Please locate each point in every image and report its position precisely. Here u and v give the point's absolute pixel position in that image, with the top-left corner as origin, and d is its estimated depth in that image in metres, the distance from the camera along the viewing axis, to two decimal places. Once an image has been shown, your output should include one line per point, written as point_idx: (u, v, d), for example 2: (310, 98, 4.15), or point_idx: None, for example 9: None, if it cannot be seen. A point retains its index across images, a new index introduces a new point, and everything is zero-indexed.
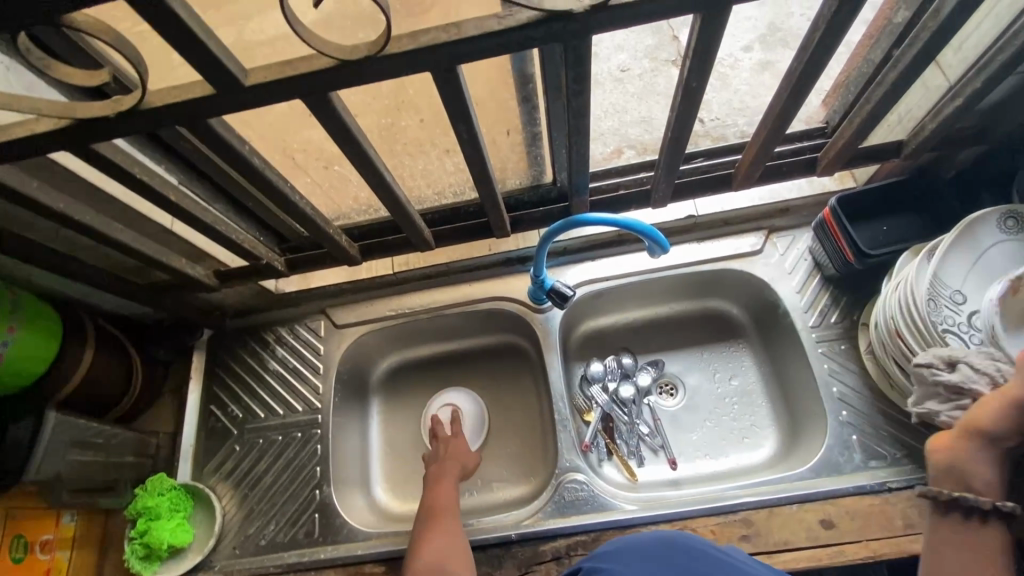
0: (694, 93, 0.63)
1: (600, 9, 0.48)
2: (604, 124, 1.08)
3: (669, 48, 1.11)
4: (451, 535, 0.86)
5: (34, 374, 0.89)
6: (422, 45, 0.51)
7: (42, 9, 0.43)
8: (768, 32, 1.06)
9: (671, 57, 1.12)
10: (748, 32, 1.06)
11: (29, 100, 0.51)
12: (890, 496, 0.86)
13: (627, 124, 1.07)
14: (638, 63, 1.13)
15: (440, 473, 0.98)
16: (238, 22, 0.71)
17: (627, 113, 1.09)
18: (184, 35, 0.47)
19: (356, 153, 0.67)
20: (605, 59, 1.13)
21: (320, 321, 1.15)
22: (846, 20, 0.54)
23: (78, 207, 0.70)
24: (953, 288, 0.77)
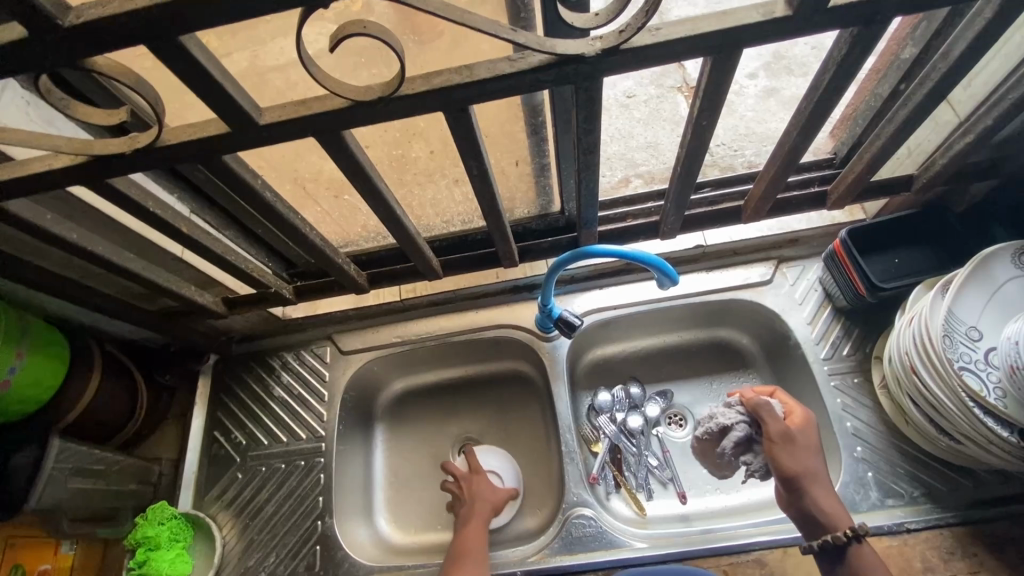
0: (704, 132, 0.63)
1: (611, 53, 0.49)
2: (611, 151, 1.09)
3: (675, 75, 1.13)
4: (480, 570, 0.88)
5: (40, 400, 0.89)
6: (434, 87, 0.51)
7: (65, 53, 0.44)
8: (773, 59, 1.03)
9: (676, 84, 1.14)
10: (752, 59, 1.04)
11: (48, 138, 0.52)
12: (908, 538, 0.84)
13: (634, 150, 1.08)
14: (644, 89, 1.14)
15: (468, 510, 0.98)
16: None
17: (633, 138, 1.10)
18: (202, 77, 0.47)
19: (367, 187, 0.67)
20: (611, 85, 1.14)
21: (326, 347, 1.15)
22: (857, 62, 0.55)
23: (90, 238, 0.71)
24: (969, 324, 0.76)
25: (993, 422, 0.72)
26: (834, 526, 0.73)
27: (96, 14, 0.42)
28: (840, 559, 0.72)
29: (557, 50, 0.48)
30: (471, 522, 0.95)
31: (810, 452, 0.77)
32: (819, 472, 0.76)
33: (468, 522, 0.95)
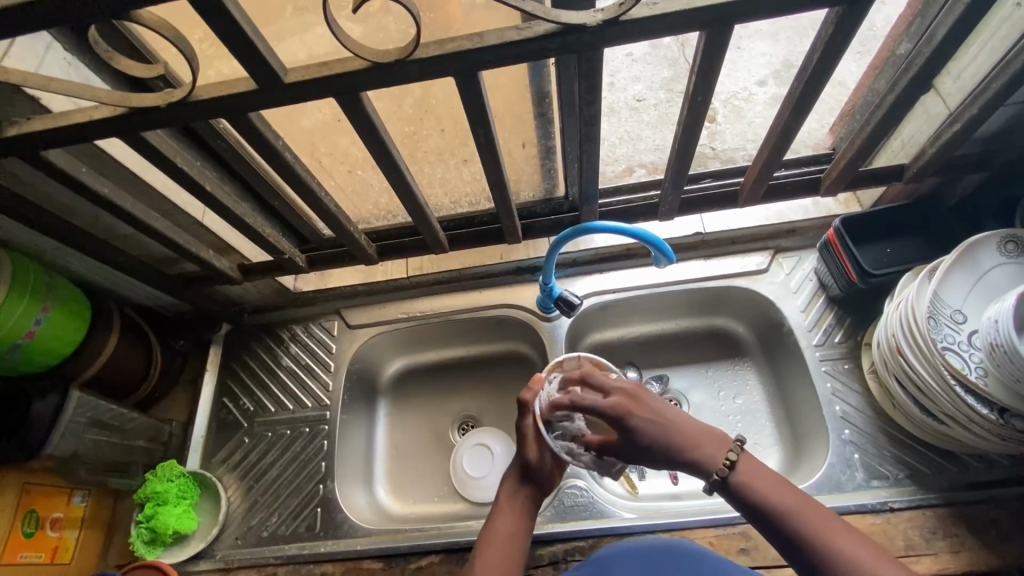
0: (700, 108, 0.67)
1: (611, 24, 0.53)
2: (619, 149, 1.16)
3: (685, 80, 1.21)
4: (512, 555, 0.69)
5: (61, 355, 0.94)
6: (447, 52, 0.55)
7: (114, 5, 0.49)
8: (781, 68, 1.20)
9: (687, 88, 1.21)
10: (762, 68, 1.21)
11: (92, 90, 0.56)
12: (892, 516, 0.86)
13: (641, 151, 1.14)
14: (654, 93, 1.21)
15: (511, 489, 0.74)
16: (284, 34, 0.77)
17: (642, 141, 1.16)
18: (238, 34, 0.52)
19: (380, 152, 0.71)
20: (622, 90, 1.21)
21: (334, 321, 1.19)
22: (843, 42, 0.58)
23: (119, 193, 0.76)
24: (954, 307, 0.79)
25: (974, 399, 0.74)
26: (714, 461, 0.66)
27: None
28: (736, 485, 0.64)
29: (561, 19, 0.52)
30: (503, 495, 0.74)
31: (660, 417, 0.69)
32: (678, 425, 0.68)
33: (508, 495, 0.74)
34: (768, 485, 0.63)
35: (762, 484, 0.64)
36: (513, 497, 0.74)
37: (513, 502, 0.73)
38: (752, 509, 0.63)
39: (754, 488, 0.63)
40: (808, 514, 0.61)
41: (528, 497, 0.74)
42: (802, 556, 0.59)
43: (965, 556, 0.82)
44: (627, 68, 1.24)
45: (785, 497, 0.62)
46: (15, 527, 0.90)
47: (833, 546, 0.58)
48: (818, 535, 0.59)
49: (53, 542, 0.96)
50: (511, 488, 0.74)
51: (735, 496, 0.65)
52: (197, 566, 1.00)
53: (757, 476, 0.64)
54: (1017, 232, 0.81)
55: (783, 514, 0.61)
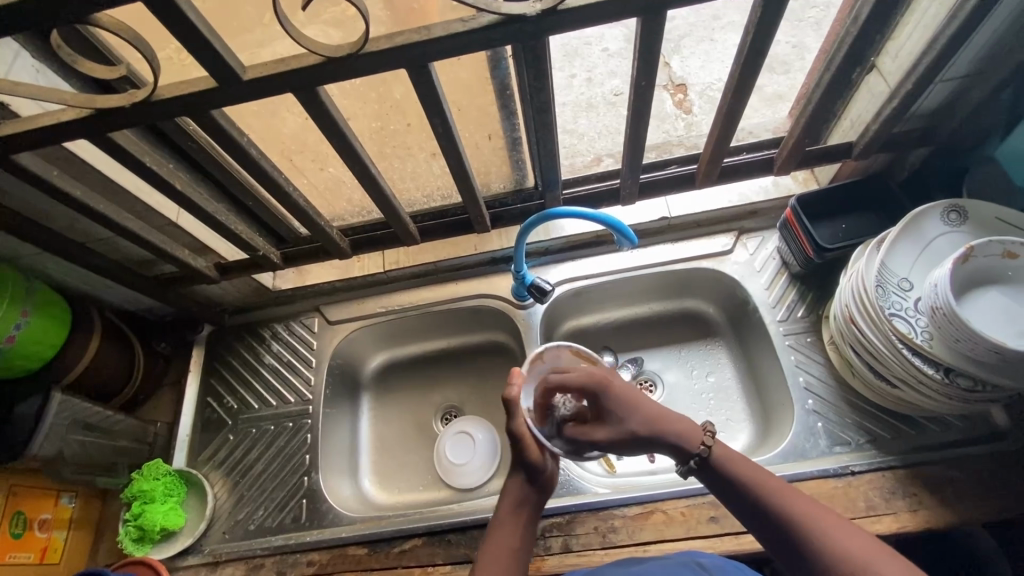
0: (645, 92, 0.71)
1: (550, 13, 0.56)
2: (597, 141, 1.19)
3: (661, 74, 1.26)
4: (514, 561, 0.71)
5: (43, 358, 0.95)
6: (396, 45, 0.59)
7: (74, 9, 0.51)
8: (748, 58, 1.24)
9: (663, 81, 1.26)
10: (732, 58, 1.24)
11: (57, 92, 0.59)
12: (853, 479, 0.90)
13: (617, 142, 1.18)
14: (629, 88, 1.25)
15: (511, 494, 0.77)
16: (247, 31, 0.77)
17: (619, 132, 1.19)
18: (193, 33, 0.55)
19: (343, 145, 0.74)
20: (600, 85, 1.25)
21: (314, 318, 1.21)
22: (771, 21, 0.63)
23: (91, 195, 0.78)
24: (900, 276, 0.83)
25: (921, 361, 0.78)
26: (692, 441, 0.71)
27: None
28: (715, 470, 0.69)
29: (502, 10, 0.55)
30: (507, 504, 0.76)
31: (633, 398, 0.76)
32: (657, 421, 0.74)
33: (513, 506, 0.76)
34: (742, 467, 0.68)
35: (736, 465, 0.68)
36: (518, 508, 0.76)
37: (517, 516, 0.75)
38: (729, 489, 0.68)
39: (728, 469, 0.68)
40: (782, 493, 0.64)
41: (530, 502, 0.77)
42: (774, 532, 0.63)
43: (923, 514, 0.86)
44: (605, 64, 1.28)
45: (757, 475, 0.67)
46: (3, 528, 0.91)
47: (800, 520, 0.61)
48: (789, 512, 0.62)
49: (42, 542, 0.98)
50: (516, 498, 0.76)
51: (710, 475, 0.70)
52: (187, 561, 1.02)
53: (732, 458, 0.69)
54: (959, 202, 0.84)
55: (756, 491, 0.65)
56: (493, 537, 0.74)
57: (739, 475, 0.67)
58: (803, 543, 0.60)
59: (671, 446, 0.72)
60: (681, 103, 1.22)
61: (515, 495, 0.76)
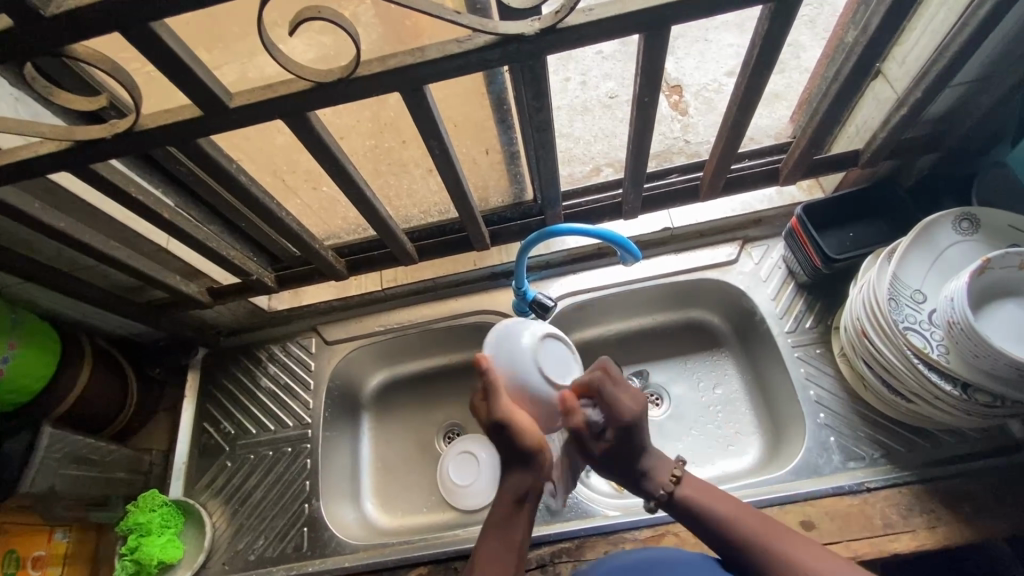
0: (647, 108, 0.69)
1: (549, 32, 0.54)
2: (595, 147, 1.16)
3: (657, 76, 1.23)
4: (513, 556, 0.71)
5: (31, 392, 0.93)
6: (389, 68, 0.57)
7: (50, 41, 0.49)
8: None
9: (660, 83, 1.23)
10: (730, 58, 1.21)
11: (35, 125, 0.56)
12: (869, 496, 0.87)
13: (616, 148, 1.15)
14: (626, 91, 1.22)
15: (507, 476, 0.74)
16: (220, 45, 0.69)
17: (617, 137, 1.16)
18: (176, 62, 0.52)
19: (336, 168, 0.71)
20: (595, 88, 1.21)
21: (311, 338, 1.18)
22: (778, 35, 0.61)
23: (77, 225, 0.75)
24: (913, 287, 0.81)
25: (937, 376, 0.76)
26: (662, 482, 0.77)
27: (74, 5, 0.47)
28: (678, 506, 0.76)
29: (499, 30, 0.53)
30: (506, 494, 0.73)
31: (640, 453, 0.78)
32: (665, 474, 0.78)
33: (512, 495, 0.73)
34: (709, 499, 0.75)
35: (712, 501, 0.75)
36: (518, 500, 0.73)
37: (520, 506, 0.73)
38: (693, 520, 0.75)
39: (707, 509, 0.74)
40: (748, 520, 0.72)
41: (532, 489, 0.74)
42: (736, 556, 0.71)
43: (941, 531, 0.83)
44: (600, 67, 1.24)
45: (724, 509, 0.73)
46: None
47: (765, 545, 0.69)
48: (759, 538, 0.70)
49: None
50: (515, 488, 0.73)
51: (680, 511, 0.76)
52: None
53: (708, 496, 0.75)
54: (971, 210, 0.82)
55: (739, 534, 0.71)
56: (487, 533, 0.73)
57: (716, 514, 0.73)
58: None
59: (645, 482, 0.78)
60: (676, 104, 1.20)
61: (514, 493, 0.73)
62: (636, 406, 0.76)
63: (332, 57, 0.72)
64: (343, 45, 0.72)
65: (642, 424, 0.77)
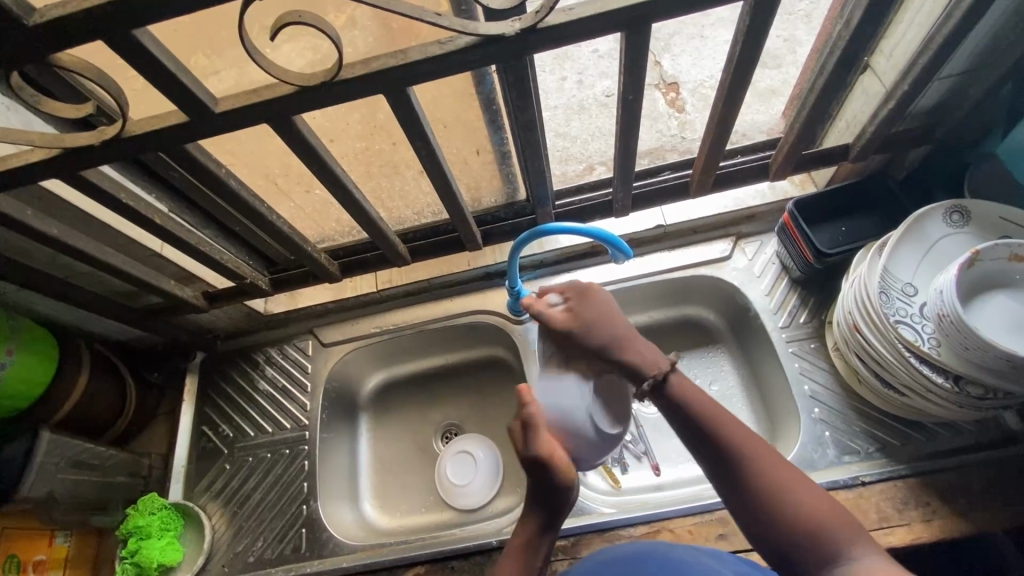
0: (633, 105, 0.69)
1: (530, 32, 0.54)
2: (591, 145, 1.16)
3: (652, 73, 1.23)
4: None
5: (29, 398, 0.94)
6: (372, 71, 0.57)
7: (35, 51, 0.50)
8: None
9: (653, 80, 1.23)
10: (724, 54, 1.21)
11: (24, 133, 0.57)
12: (864, 490, 0.87)
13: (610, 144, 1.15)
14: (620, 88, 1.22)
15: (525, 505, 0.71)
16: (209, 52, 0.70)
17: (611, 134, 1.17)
18: (160, 69, 0.53)
19: (324, 171, 0.72)
20: (590, 86, 1.21)
21: (307, 341, 1.19)
22: (760, 31, 0.62)
23: (69, 232, 0.76)
24: (904, 280, 0.81)
25: (928, 369, 0.76)
26: (654, 367, 0.67)
27: (57, 14, 0.47)
28: (672, 387, 0.66)
29: (480, 31, 0.53)
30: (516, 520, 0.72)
31: (614, 318, 0.70)
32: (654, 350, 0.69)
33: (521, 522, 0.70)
34: (696, 395, 0.66)
35: (694, 394, 0.66)
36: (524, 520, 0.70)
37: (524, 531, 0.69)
38: (680, 413, 0.65)
39: (686, 400, 0.65)
40: (733, 423, 0.64)
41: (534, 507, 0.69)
42: (717, 460, 0.62)
43: (937, 524, 0.83)
44: (595, 65, 1.24)
45: (704, 400, 0.65)
46: None
47: (750, 455, 0.61)
48: (739, 441, 0.62)
49: None
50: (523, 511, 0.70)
51: (667, 402, 0.66)
52: None
53: (693, 391, 0.66)
54: (962, 202, 0.82)
55: (716, 430, 0.63)
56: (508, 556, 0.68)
57: (695, 405, 0.64)
58: (749, 479, 0.60)
59: (627, 369, 0.67)
60: (673, 101, 1.20)
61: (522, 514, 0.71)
62: (567, 313, 0.71)
63: (317, 63, 0.73)
64: (327, 52, 0.72)
65: (608, 308, 0.71)
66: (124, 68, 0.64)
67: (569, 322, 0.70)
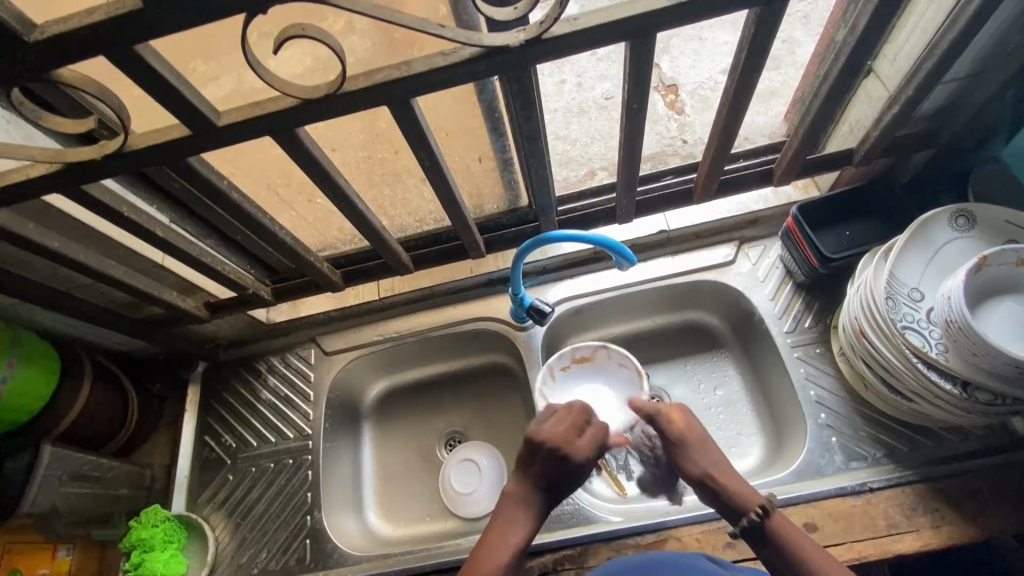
0: (637, 114, 0.69)
1: (534, 43, 0.54)
2: (591, 148, 1.15)
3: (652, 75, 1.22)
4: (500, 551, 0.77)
5: (30, 411, 0.93)
6: (375, 83, 0.57)
7: (36, 67, 0.49)
8: None
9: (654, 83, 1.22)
10: (724, 56, 1.20)
11: (24, 148, 0.56)
12: (872, 496, 0.87)
13: (611, 148, 1.15)
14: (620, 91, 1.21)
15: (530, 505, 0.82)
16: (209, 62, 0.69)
17: (612, 137, 1.16)
18: (162, 84, 0.52)
19: (327, 182, 0.72)
20: (590, 89, 1.20)
21: (310, 349, 1.18)
22: (765, 39, 0.61)
23: (71, 245, 0.75)
24: (910, 286, 0.80)
25: (936, 375, 0.76)
26: (746, 510, 0.76)
27: (58, 29, 0.47)
28: (768, 539, 0.73)
29: (484, 43, 0.53)
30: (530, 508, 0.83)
31: (700, 444, 0.84)
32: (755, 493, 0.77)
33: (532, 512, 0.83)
34: (792, 534, 0.72)
35: (798, 538, 0.72)
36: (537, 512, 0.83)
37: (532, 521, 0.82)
38: (777, 557, 0.72)
39: (792, 542, 0.71)
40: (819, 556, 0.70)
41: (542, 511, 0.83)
42: None
43: (946, 530, 0.83)
44: (595, 68, 1.24)
45: (804, 543, 0.71)
46: None
47: None
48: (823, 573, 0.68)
49: None
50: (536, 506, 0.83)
51: (762, 540, 0.74)
52: None
53: (791, 533, 0.73)
54: (967, 206, 0.82)
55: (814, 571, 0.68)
56: (500, 508, 0.82)
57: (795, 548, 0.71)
58: None
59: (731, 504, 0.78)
60: (672, 104, 1.20)
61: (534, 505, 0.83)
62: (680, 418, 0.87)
63: (318, 72, 0.72)
64: (328, 60, 0.72)
65: (705, 448, 0.84)
66: (124, 79, 0.64)
67: (678, 432, 0.85)
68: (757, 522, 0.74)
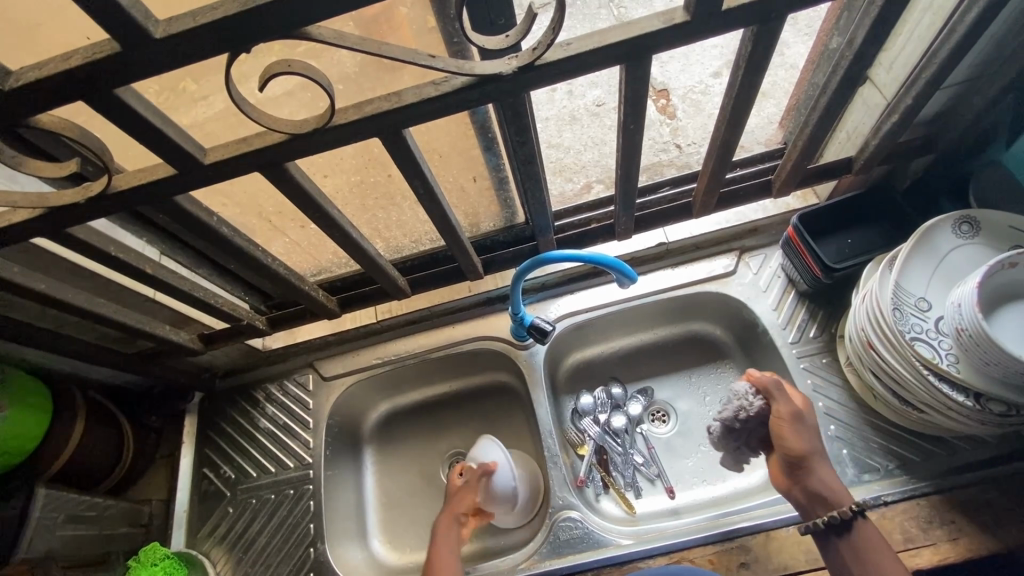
0: (634, 134, 0.68)
1: (527, 69, 0.53)
2: (585, 157, 1.14)
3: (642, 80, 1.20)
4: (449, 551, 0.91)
5: (22, 452, 0.91)
6: (366, 114, 0.56)
7: (12, 114, 0.48)
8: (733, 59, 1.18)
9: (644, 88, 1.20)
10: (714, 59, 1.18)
11: (5, 195, 0.55)
12: (887, 510, 0.85)
13: (605, 158, 1.13)
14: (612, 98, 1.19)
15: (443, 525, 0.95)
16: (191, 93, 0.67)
17: (605, 146, 1.15)
18: (145, 126, 0.51)
19: (319, 212, 0.70)
20: (580, 96, 1.18)
21: (308, 375, 1.16)
22: (762, 57, 0.60)
23: (59, 285, 0.74)
24: (917, 296, 0.79)
25: (948, 387, 0.74)
26: (839, 503, 0.75)
27: (34, 76, 0.45)
28: (847, 534, 0.73)
29: (476, 72, 0.52)
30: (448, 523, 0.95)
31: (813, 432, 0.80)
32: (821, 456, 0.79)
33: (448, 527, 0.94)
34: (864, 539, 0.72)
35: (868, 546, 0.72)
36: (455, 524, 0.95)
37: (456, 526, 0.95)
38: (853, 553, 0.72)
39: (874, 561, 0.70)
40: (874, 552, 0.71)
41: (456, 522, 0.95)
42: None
43: (964, 543, 0.81)
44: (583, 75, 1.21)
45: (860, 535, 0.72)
46: None
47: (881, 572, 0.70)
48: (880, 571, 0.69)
49: None
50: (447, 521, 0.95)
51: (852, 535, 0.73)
52: None
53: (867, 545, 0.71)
54: (971, 212, 0.81)
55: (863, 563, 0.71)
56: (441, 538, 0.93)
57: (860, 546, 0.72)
58: None
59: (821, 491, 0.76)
60: (664, 108, 1.18)
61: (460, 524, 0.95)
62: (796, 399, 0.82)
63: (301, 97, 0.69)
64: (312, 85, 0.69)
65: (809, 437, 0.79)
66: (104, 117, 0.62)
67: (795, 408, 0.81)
68: (824, 526, 0.75)
